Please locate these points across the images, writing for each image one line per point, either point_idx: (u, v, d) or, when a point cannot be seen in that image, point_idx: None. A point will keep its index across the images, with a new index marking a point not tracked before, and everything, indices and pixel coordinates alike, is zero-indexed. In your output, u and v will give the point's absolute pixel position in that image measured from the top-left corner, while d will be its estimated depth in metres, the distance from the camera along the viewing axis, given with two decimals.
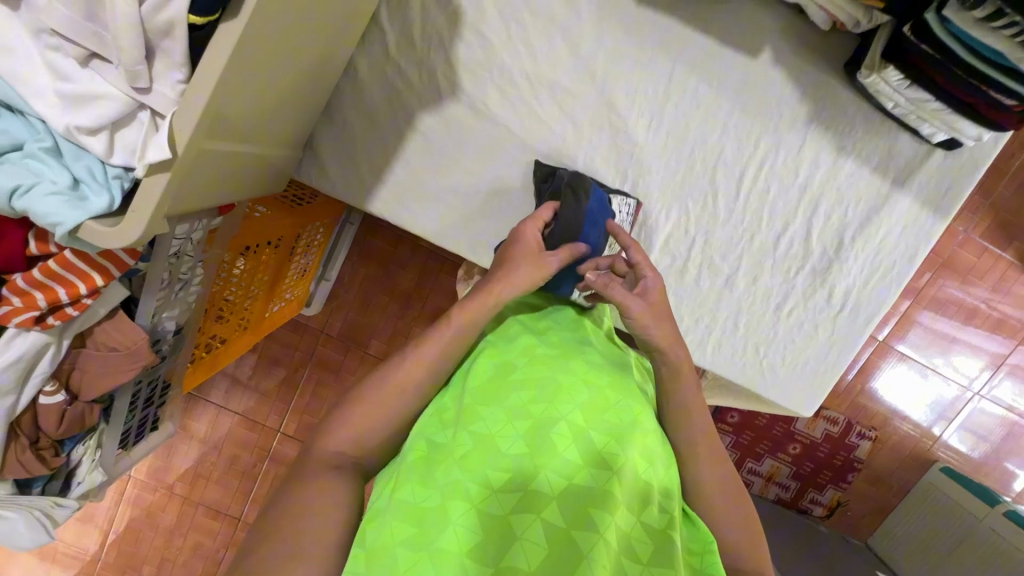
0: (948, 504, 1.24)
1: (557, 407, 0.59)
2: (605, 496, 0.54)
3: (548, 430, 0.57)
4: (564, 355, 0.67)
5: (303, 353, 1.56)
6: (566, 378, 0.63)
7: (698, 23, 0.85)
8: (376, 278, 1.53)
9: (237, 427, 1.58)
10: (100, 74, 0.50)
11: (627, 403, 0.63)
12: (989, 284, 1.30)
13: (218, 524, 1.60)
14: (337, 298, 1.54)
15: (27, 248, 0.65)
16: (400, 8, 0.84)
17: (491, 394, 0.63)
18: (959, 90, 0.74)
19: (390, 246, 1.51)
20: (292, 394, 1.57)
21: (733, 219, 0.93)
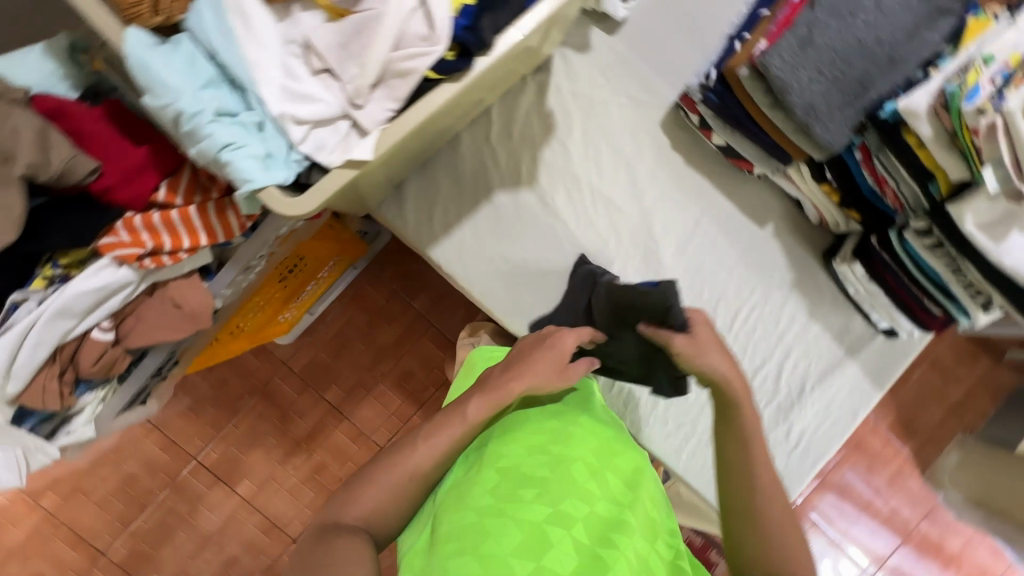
0: None
1: (571, 446, 0.69)
2: (621, 522, 0.63)
3: (567, 463, 0.67)
4: (575, 410, 0.77)
5: (257, 380, 1.46)
6: (575, 425, 0.73)
7: (725, 191, 1.09)
8: (359, 326, 1.47)
9: (148, 442, 1.44)
10: (325, 84, 0.62)
11: (629, 452, 0.75)
12: (886, 477, 1.50)
13: (75, 554, 1.42)
14: (313, 333, 1.46)
15: (154, 194, 0.71)
16: (509, 109, 1.04)
17: (511, 436, 0.72)
18: (901, 292, 1.00)
19: (384, 298, 1.47)
20: (227, 420, 1.46)
21: (726, 347, 1.11)
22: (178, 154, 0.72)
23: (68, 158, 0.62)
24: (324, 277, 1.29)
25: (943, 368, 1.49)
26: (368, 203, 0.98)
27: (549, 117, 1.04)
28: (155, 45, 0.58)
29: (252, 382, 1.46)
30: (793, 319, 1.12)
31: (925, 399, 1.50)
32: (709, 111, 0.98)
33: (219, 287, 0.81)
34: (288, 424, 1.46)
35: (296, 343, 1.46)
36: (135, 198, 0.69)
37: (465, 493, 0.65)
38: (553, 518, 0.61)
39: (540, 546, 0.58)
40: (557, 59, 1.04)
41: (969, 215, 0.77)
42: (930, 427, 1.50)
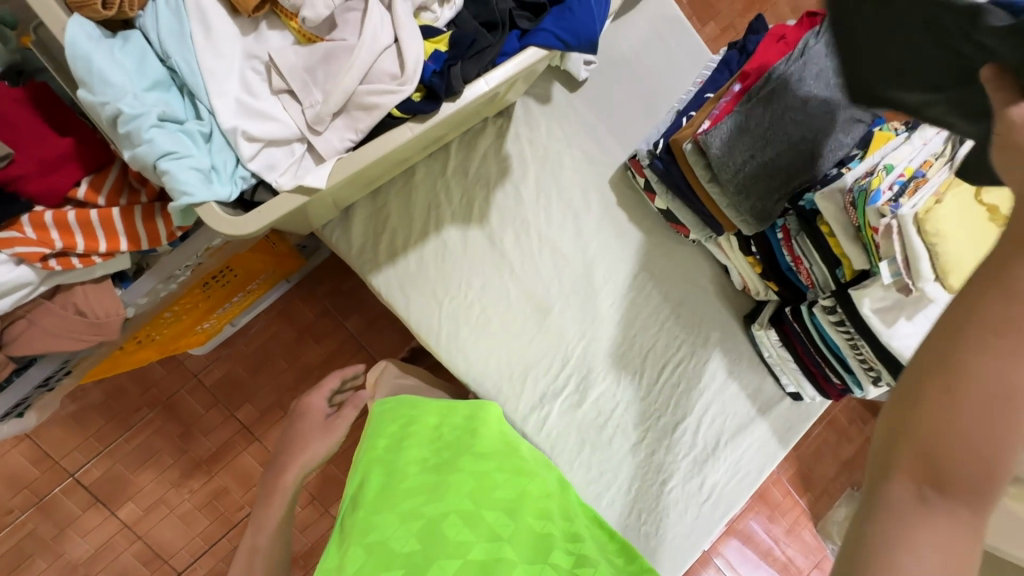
0: None
1: (444, 500, 0.70)
2: (495, 563, 0.63)
3: (438, 520, 0.67)
4: (452, 458, 0.80)
5: (159, 393, 1.33)
6: (450, 477, 0.75)
7: (663, 250, 1.16)
8: (284, 342, 1.39)
9: (14, 456, 1.26)
10: (284, 105, 0.61)
11: (511, 480, 0.78)
12: (784, 527, 1.61)
13: None
14: (232, 346, 1.36)
15: (72, 190, 0.65)
16: (467, 148, 1.05)
17: (382, 504, 0.72)
18: (805, 358, 1.11)
19: (316, 316, 1.40)
20: (116, 435, 1.31)
21: (651, 398, 1.15)
22: (109, 152, 0.67)
23: None
24: (251, 289, 1.22)
25: (840, 429, 1.67)
26: (312, 221, 0.94)
27: (505, 160, 1.07)
28: (102, 39, 0.54)
29: (153, 394, 1.33)
30: (713, 376, 1.19)
31: (822, 456, 1.65)
32: (655, 176, 1.04)
33: (131, 297, 0.74)
34: (191, 442, 1.34)
35: (210, 356, 1.36)
36: (47, 189, 0.63)
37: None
38: None
39: None
40: (518, 106, 1.07)
41: (866, 299, 0.87)
42: (822, 481, 1.65)
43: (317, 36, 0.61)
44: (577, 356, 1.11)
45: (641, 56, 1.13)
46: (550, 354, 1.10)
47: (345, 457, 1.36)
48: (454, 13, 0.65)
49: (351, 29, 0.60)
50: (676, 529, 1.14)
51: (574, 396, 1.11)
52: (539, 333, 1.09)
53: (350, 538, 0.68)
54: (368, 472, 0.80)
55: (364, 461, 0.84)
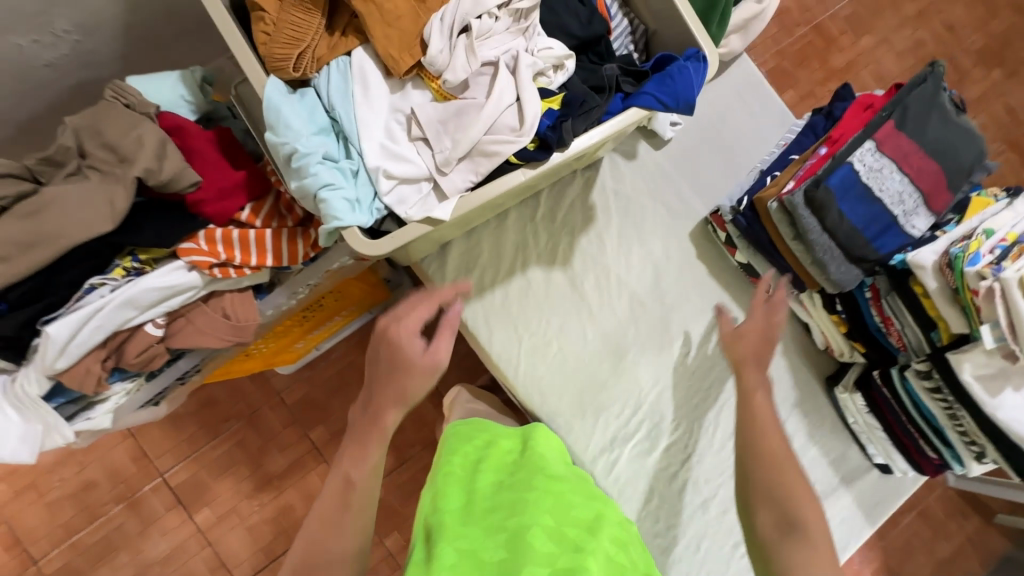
0: None
1: (528, 515, 0.73)
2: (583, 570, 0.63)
3: (524, 530, 0.69)
4: (529, 477, 0.85)
5: (250, 405, 1.45)
6: (530, 493, 0.79)
7: (740, 305, 1.17)
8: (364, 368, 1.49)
9: (120, 451, 1.40)
10: (418, 149, 0.71)
11: (586, 505, 0.81)
12: None
13: (5, 558, 1.34)
14: (316, 368, 1.48)
15: (238, 213, 0.78)
16: (556, 198, 1.14)
17: (469, 516, 0.76)
18: (897, 428, 1.05)
19: None
20: (206, 440, 1.43)
21: (724, 453, 1.13)
22: (266, 183, 0.81)
23: (178, 169, 0.71)
24: (344, 314, 1.32)
25: (932, 521, 1.57)
26: (415, 254, 1.05)
27: (590, 209, 1.14)
28: (288, 94, 0.68)
29: (242, 406, 1.45)
30: (791, 438, 1.15)
31: (913, 550, 1.56)
32: (737, 231, 1.07)
33: (266, 307, 0.86)
34: (270, 454, 1.44)
35: (297, 376, 1.47)
36: (220, 212, 0.76)
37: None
38: None
39: None
40: (605, 161, 1.15)
41: (967, 364, 0.83)
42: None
43: (450, 94, 0.71)
44: (649, 404, 1.12)
45: (725, 120, 1.19)
46: (622, 397, 1.11)
47: (404, 489, 1.44)
48: (565, 77, 0.74)
49: (481, 90, 0.71)
50: None
51: (645, 443, 1.11)
52: (613, 377, 1.11)
53: (437, 539, 0.71)
54: (445, 487, 0.84)
55: (438, 483, 0.86)
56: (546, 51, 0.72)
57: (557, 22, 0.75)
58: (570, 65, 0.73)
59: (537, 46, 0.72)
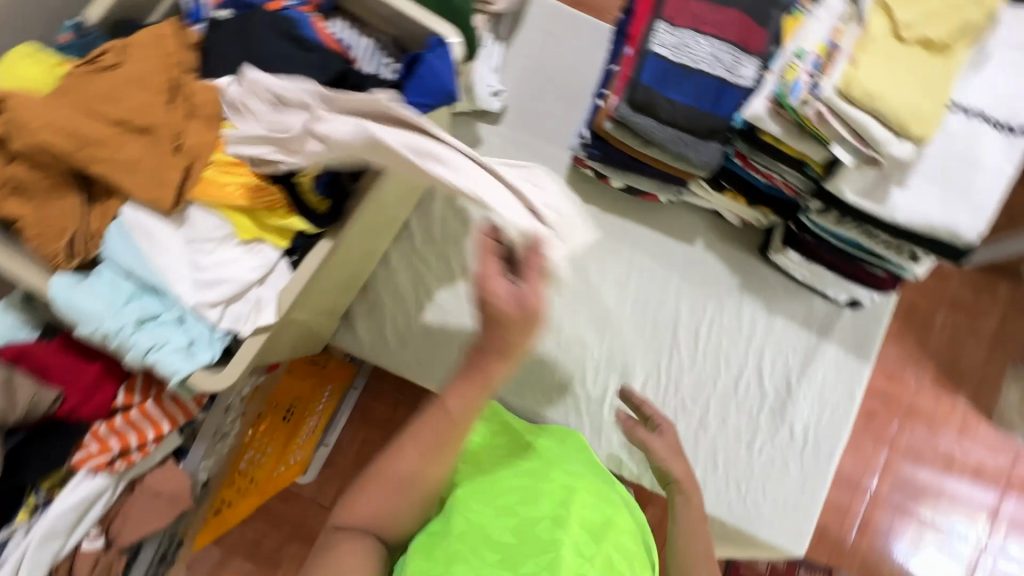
0: None
1: (544, 511, 0.77)
2: None
3: (535, 526, 0.75)
4: (546, 467, 0.84)
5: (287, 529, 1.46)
6: (552, 488, 0.80)
7: (648, 222, 1.14)
8: (376, 443, 1.41)
9: None
10: (229, 266, 0.70)
11: (602, 505, 0.80)
12: (955, 431, 1.68)
13: None
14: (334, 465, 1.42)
15: (113, 401, 0.77)
16: (425, 217, 1.12)
17: (486, 493, 0.80)
18: (839, 264, 1.02)
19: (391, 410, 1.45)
20: None
21: (697, 367, 1.11)
22: None
23: (31, 396, 0.70)
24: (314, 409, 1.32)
25: (951, 318, 1.74)
26: (319, 336, 1.04)
27: (463, 212, 1.13)
28: (80, 281, 0.67)
29: (287, 529, 1.40)
30: (753, 321, 1.13)
31: (961, 342, 1.71)
32: (598, 163, 1.05)
33: (193, 464, 0.87)
34: None
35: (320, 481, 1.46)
36: (98, 408, 0.76)
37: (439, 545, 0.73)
38: None
39: None
40: None
41: (845, 187, 0.80)
42: (976, 369, 1.71)
43: (237, 202, 0.70)
44: (606, 361, 1.11)
45: (548, 62, 1.16)
46: (578, 364, 1.10)
47: None
48: None
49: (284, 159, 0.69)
50: (781, 493, 1.07)
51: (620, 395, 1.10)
52: (560, 354, 1.10)
53: (455, 513, 0.77)
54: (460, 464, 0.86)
55: None
56: (297, 104, 0.69)
57: (293, 82, 0.73)
58: None
59: (286, 103, 0.70)
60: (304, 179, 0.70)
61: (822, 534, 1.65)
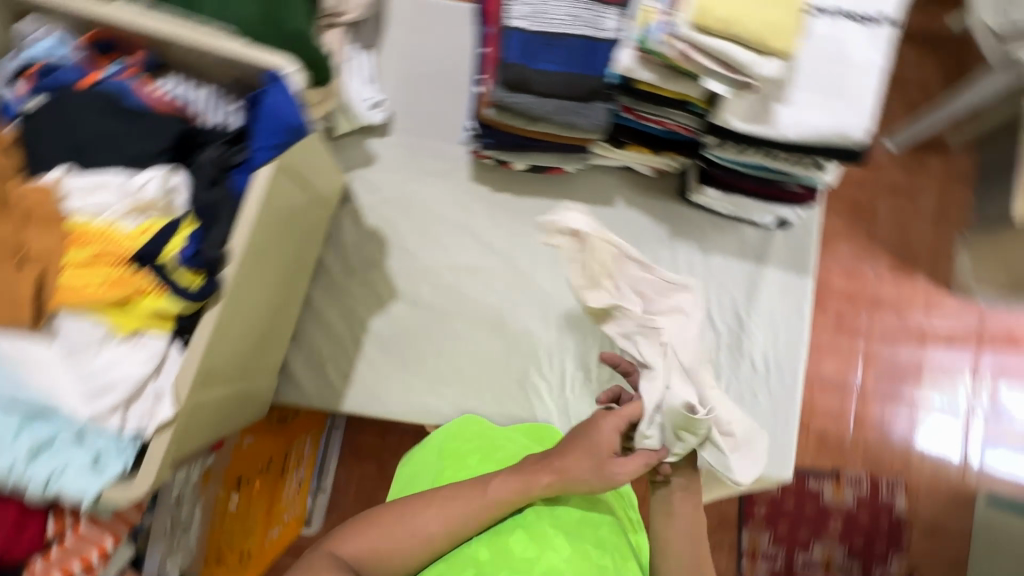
0: None
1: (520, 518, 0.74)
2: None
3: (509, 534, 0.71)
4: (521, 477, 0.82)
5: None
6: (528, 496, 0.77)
7: (564, 194, 1.12)
8: (370, 473, 1.45)
9: None
10: (116, 365, 0.65)
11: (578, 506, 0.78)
12: (922, 309, 1.75)
13: None
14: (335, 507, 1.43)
15: (44, 533, 0.71)
16: (338, 249, 1.08)
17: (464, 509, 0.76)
18: (756, 188, 1.01)
19: (377, 437, 1.47)
20: None
21: None
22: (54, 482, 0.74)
23: None
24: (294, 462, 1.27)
25: (896, 201, 1.79)
26: (264, 397, 1.00)
27: (376, 234, 1.09)
28: None
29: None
30: (691, 265, 1.12)
31: (907, 222, 1.78)
32: (495, 151, 1.01)
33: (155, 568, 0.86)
34: None
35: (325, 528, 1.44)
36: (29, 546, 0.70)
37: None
38: None
39: None
40: (354, 184, 1.09)
41: (730, 117, 0.79)
42: (926, 245, 1.78)
43: (106, 297, 0.63)
44: (558, 343, 1.09)
45: None
46: (530, 354, 1.08)
47: None
48: (187, 194, 0.69)
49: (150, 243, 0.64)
50: (757, 425, 1.08)
51: (579, 373, 1.08)
52: (511, 349, 1.08)
53: None
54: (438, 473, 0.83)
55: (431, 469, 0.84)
56: (149, 185, 0.66)
57: (130, 157, 0.67)
58: (183, 176, 0.69)
59: (136, 187, 0.66)
60: (168, 257, 0.64)
61: (822, 438, 1.71)
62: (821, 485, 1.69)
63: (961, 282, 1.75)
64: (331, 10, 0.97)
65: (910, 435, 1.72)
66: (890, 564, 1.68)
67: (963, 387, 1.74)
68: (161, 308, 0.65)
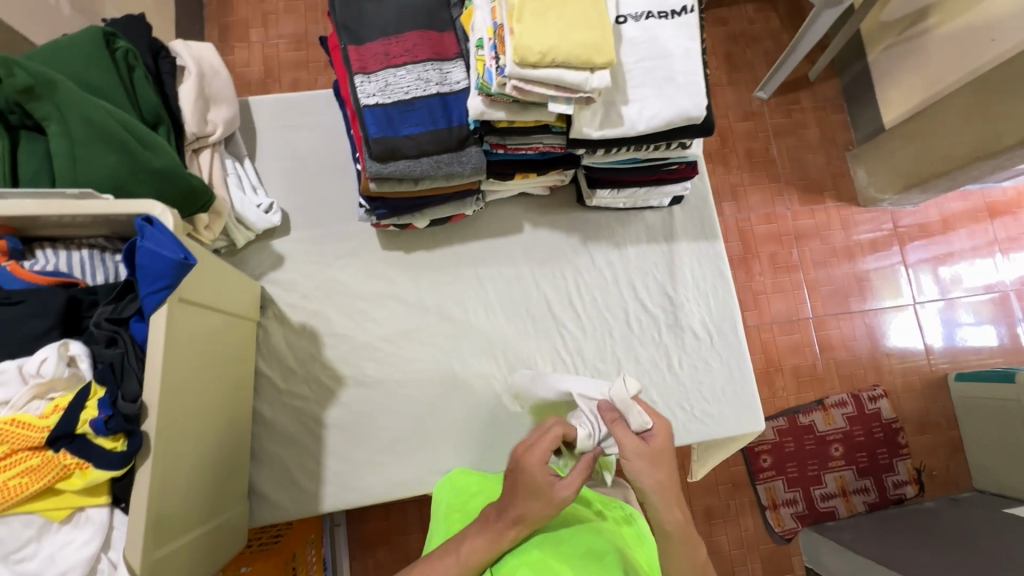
0: (986, 401, 1.67)
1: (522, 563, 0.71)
2: None
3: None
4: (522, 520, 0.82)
5: None
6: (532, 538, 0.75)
7: (474, 234, 1.16)
8: (389, 558, 1.42)
9: None
10: (63, 553, 0.63)
11: (577, 533, 0.75)
12: (840, 229, 1.88)
13: None
14: None
15: None
16: (273, 355, 1.07)
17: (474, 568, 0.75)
18: (641, 178, 1.07)
19: (384, 520, 1.45)
20: None
21: (589, 330, 1.14)
22: None
23: None
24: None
25: (785, 140, 1.93)
26: (240, 524, 0.97)
27: (306, 329, 1.09)
28: None
29: None
30: (610, 263, 1.17)
31: (800, 155, 1.92)
32: (393, 218, 1.04)
33: None
34: None
35: None
36: None
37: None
38: None
39: None
40: (270, 289, 1.10)
41: (585, 128, 0.85)
42: (823, 171, 1.91)
43: (30, 489, 0.61)
44: (512, 376, 1.10)
45: (302, 152, 1.16)
46: (489, 393, 1.09)
47: None
48: (89, 359, 0.67)
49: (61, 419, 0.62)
50: (718, 390, 1.13)
51: None
52: (471, 395, 1.09)
53: None
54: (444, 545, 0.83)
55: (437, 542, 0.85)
56: (45, 365, 0.64)
57: (20, 341, 0.67)
58: (79, 344, 0.68)
59: (33, 369, 0.65)
60: (85, 428, 0.63)
61: (797, 374, 1.78)
62: (811, 417, 1.75)
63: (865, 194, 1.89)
64: (197, 135, 1.00)
65: (874, 343, 1.82)
66: (899, 470, 1.74)
67: (902, 283, 1.86)
68: (92, 480, 0.63)
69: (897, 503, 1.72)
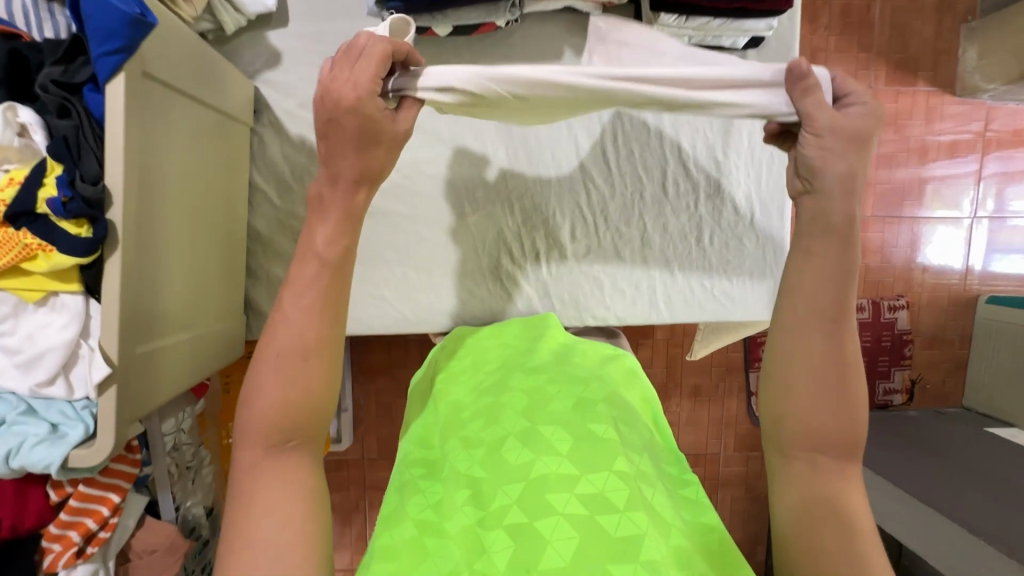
0: (1010, 327, 1.58)
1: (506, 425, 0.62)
2: (561, 480, 0.54)
3: (502, 450, 0.59)
4: (509, 373, 0.73)
5: (355, 496, 1.55)
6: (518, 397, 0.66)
7: (502, 54, 0.97)
8: (387, 386, 1.50)
9: None
10: (42, 334, 0.61)
11: (566, 388, 0.67)
12: (922, 119, 1.62)
13: None
14: (361, 422, 1.52)
15: (49, 499, 0.72)
16: (269, 167, 0.98)
17: (455, 426, 0.67)
18: (719, 4, 0.86)
19: (386, 352, 1.49)
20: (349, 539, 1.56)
21: (619, 190, 1.01)
22: None
23: None
24: None
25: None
26: (236, 335, 0.96)
27: (304, 143, 0.97)
28: None
29: (354, 488, 1.54)
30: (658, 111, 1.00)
31: (904, 21, 1.57)
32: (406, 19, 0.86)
33: (172, 511, 0.90)
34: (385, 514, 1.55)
35: (357, 440, 1.52)
36: (40, 513, 0.71)
37: (398, 510, 0.58)
38: (487, 516, 0.53)
39: (478, 550, 0.50)
40: (263, 90, 0.96)
41: None
42: (926, 45, 1.59)
43: None
44: (526, 226, 1.01)
45: None
46: (499, 240, 1.01)
47: None
48: (43, 129, 0.59)
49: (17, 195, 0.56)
50: (746, 270, 1.04)
51: (553, 253, 1.02)
52: (478, 240, 1.01)
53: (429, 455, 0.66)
54: (432, 408, 0.74)
55: (427, 405, 0.76)
56: None
57: None
58: (28, 112, 0.58)
59: None
60: (44, 208, 0.57)
61: None
62: None
63: (964, 82, 1.59)
64: None
65: (913, 253, 1.67)
66: (894, 378, 1.70)
67: (966, 195, 1.65)
68: (57, 263, 0.58)
69: (881, 408, 1.70)
